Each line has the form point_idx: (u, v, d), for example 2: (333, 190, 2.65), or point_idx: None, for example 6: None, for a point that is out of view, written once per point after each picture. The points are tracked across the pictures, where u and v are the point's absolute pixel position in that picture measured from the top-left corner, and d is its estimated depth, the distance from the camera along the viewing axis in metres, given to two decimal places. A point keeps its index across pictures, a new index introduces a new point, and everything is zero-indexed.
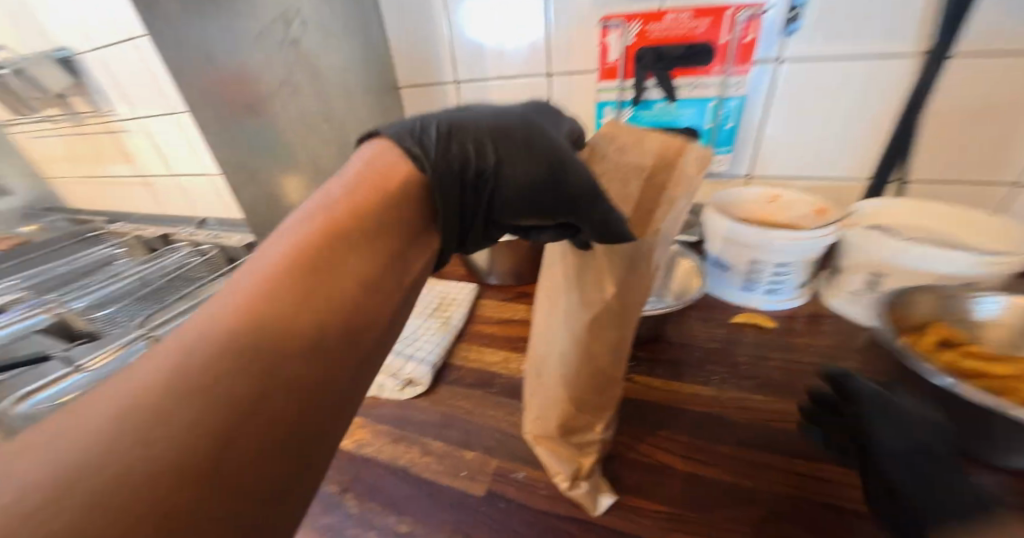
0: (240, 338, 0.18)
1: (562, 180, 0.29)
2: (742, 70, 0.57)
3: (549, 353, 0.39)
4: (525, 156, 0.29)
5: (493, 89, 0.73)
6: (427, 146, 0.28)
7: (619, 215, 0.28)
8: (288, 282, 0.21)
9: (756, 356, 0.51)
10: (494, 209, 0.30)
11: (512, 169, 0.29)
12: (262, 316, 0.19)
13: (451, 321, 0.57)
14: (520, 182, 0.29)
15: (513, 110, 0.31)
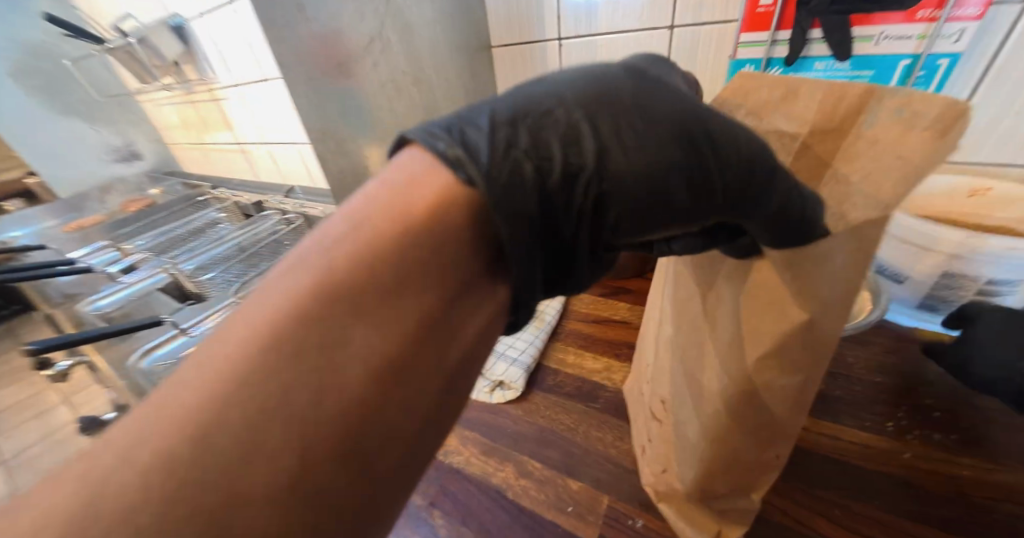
0: (286, 366, 0.15)
1: (710, 157, 0.19)
2: (967, 15, 0.40)
3: (670, 381, 0.33)
4: (644, 135, 0.19)
5: (600, 46, 0.63)
6: (484, 140, 0.18)
7: (803, 192, 0.20)
8: (341, 304, 0.16)
9: (952, 401, 0.39)
10: (609, 225, 0.20)
11: (626, 157, 0.19)
12: (311, 347, 0.15)
13: (544, 317, 0.51)
14: (638, 171, 0.19)
15: (596, 66, 0.21)
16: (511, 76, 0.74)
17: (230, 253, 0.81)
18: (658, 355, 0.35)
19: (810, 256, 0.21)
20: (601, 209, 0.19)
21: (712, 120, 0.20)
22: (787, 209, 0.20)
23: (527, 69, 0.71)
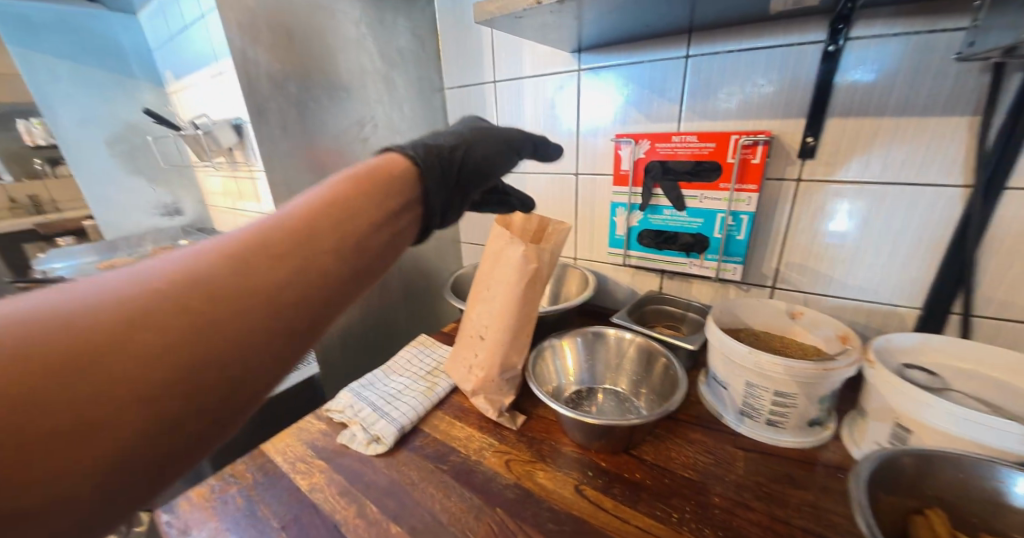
0: (269, 254, 0.26)
1: (506, 150, 0.47)
2: (750, 188, 0.56)
3: (482, 329, 0.55)
4: (494, 154, 0.45)
5: (527, 180, 0.81)
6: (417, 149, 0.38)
7: (543, 143, 0.52)
8: (301, 233, 0.28)
9: (736, 500, 0.46)
10: (482, 178, 0.44)
11: (479, 148, 0.44)
12: (290, 246, 0.27)
13: (435, 389, 0.61)
14: (481, 154, 0.44)
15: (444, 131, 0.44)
16: None
17: None
18: (471, 326, 0.57)
19: (559, 231, 0.52)
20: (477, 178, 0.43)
21: (507, 138, 0.48)
22: (542, 148, 0.52)
23: None
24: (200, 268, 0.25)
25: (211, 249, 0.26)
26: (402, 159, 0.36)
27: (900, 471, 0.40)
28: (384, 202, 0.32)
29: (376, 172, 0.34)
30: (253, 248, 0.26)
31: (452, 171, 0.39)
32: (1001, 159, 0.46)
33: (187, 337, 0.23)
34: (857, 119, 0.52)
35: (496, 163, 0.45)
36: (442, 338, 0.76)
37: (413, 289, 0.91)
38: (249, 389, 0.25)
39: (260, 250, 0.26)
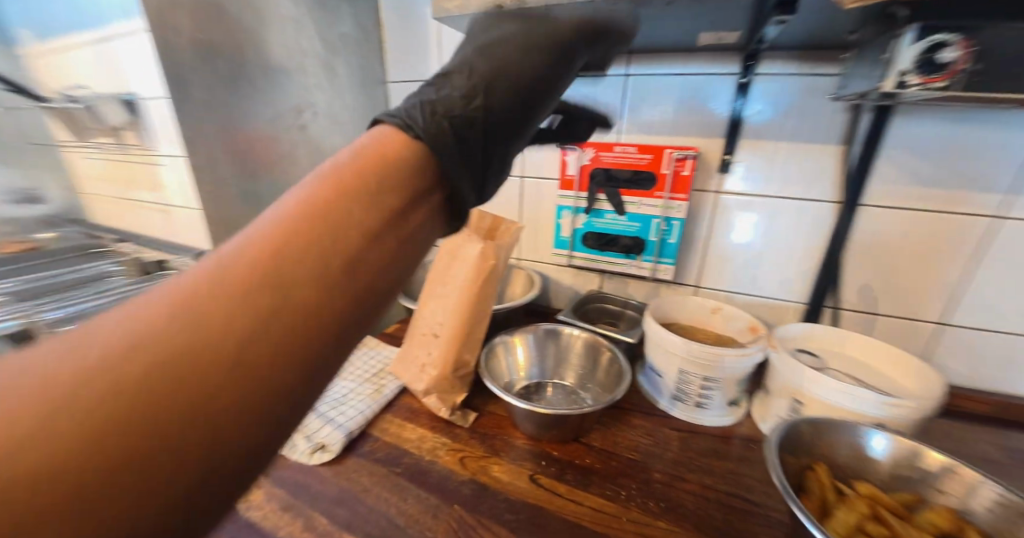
0: (218, 315, 0.18)
1: (545, 56, 0.31)
2: (680, 197, 0.63)
3: (435, 328, 0.54)
4: (540, 63, 0.31)
5: None
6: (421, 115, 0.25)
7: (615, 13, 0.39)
8: (270, 276, 0.19)
9: (673, 474, 0.51)
10: (530, 118, 0.32)
11: (511, 67, 0.30)
12: (253, 298, 0.18)
13: (383, 391, 0.59)
14: (514, 70, 0.30)
15: (460, 50, 0.31)
16: None
17: None
18: (423, 325, 0.56)
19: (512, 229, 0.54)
20: (524, 112, 0.31)
21: (540, 23, 0.32)
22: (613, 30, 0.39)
23: None
24: (118, 341, 0.17)
25: (144, 301, 0.18)
26: (400, 129, 0.24)
27: (801, 437, 0.47)
28: (387, 207, 0.22)
29: (372, 157, 0.23)
30: (197, 306, 0.18)
31: (473, 123, 0.27)
32: (858, 184, 0.58)
33: (82, 467, 0.15)
34: (765, 141, 0.61)
35: (547, 77, 0.31)
36: (385, 340, 0.74)
37: None
38: (209, 509, 0.18)
39: (210, 306, 0.18)
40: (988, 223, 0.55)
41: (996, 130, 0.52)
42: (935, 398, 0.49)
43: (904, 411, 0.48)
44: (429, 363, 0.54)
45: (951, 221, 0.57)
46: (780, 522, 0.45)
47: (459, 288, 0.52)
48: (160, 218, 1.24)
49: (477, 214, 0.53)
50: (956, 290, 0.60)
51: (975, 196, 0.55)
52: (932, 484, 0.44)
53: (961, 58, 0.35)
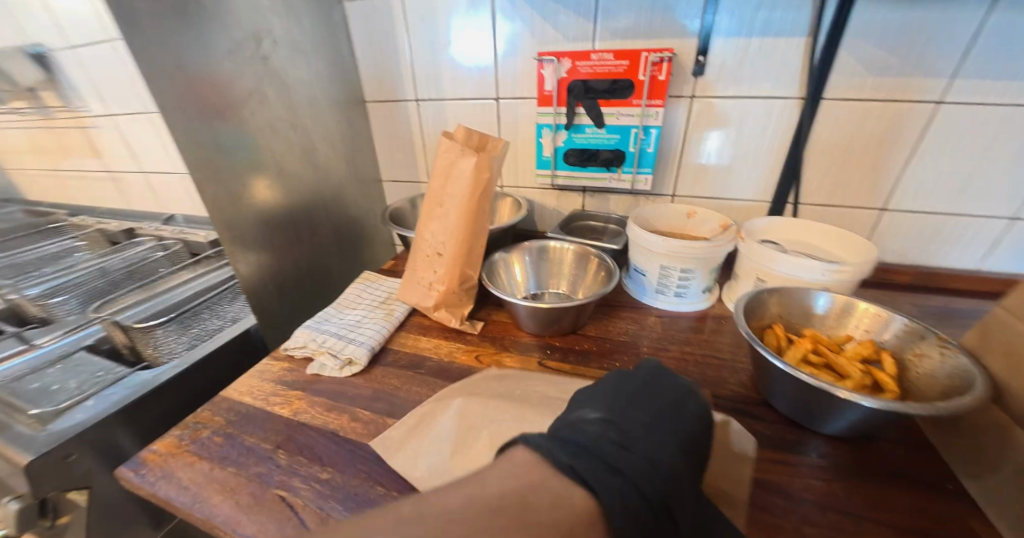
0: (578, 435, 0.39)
1: None
2: (656, 104, 0.68)
3: (437, 248, 0.57)
4: None
5: (449, 107, 0.82)
6: None
7: None
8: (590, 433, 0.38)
9: (659, 347, 0.59)
10: None
11: None
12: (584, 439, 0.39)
13: (394, 313, 0.63)
14: None
15: None
16: (383, 125, 0.89)
17: (89, 279, 0.83)
18: (421, 249, 0.59)
19: (495, 145, 0.55)
20: None
21: None
22: None
23: (395, 120, 0.87)
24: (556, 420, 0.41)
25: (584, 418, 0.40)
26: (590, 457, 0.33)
27: (765, 304, 0.54)
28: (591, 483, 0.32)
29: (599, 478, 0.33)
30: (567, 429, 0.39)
31: None
32: (821, 75, 0.63)
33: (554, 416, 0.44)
34: (737, 39, 0.64)
35: None
36: (385, 274, 0.77)
37: (340, 231, 0.88)
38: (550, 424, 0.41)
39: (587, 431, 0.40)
40: (926, 104, 0.62)
41: (937, 13, 0.57)
42: (871, 261, 0.57)
43: (846, 274, 0.57)
44: (436, 285, 0.58)
45: (897, 107, 0.63)
46: (747, 369, 0.54)
47: (456, 208, 0.54)
48: (112, 186, 1.16)
49: (464, 129, 0.54)
50: (896, 175, 0.68)
51: (914, 79, 0.61)
52: (858, 326, 0.52)
53: None
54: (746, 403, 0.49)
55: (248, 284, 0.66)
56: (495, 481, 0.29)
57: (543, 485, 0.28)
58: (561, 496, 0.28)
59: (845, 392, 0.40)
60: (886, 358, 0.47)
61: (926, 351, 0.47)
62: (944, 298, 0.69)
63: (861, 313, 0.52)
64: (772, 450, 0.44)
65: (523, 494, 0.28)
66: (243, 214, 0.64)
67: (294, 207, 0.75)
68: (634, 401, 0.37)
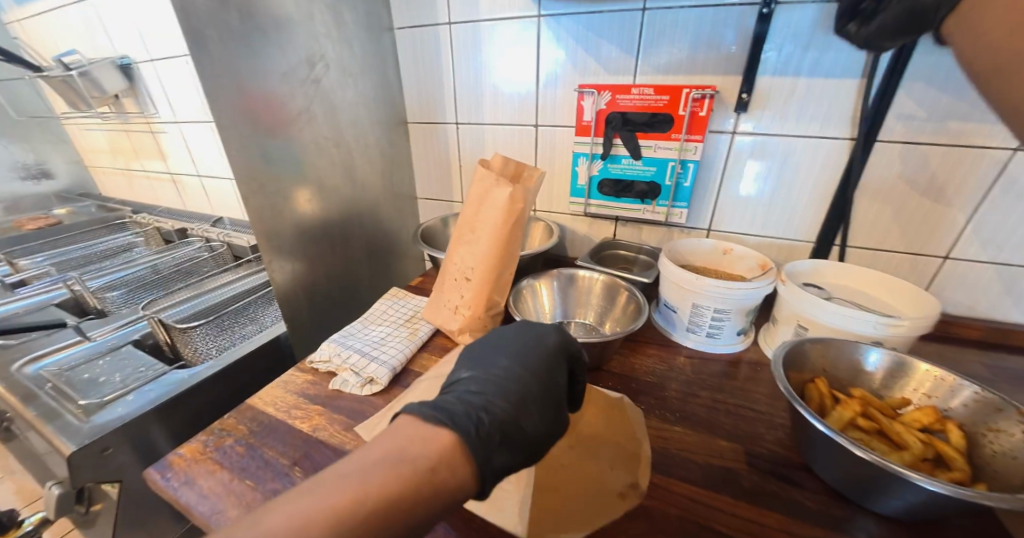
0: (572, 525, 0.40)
1: None
2: (696, 138, 0.67)
3: (466, 274, 0.57)
4: None
5: (487, 131, 0.83)
6: None
7: None
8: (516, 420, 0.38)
9: (687, 392, 0.56)
10: None
11: None
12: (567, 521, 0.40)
13: (418, 333, 0.64)
14: None
15: None
16: (422, 144, 0.91)
17: (144, 275, 0.89)
18: (450, 273, 0.59)
19: (532, 175, 0.54)
20: None
21: None
22: None
23: (434, 140, 0.89)
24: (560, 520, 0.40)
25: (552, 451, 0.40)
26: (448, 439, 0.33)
27: (807, 357, 0.50)
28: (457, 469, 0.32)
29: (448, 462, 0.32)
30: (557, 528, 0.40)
31: None
32: (876, 117, 0.60)
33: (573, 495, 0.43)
34: (786, 77, 0.62)
35: None
36: (413, 291, 0.78)
37: (372, 244, 0.90)
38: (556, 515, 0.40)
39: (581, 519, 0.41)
40: (1000, 151, 0.57)
41: None
42: (931, 318, 0.52)
43: (900, 330, 0.52)
44: (461, 310, 0.58)
45: (964, 152, 0.59)
46: (784, 425, 0.51)
47: (487, 235, 0.54)
48: (173, 188, 1.24)
49: (501, 158, 0.55)
50: (963, 223, 0.62)
51: (987, 123, 0.56)
52: (920, 388, 0.48)
53: None
54: (782, 465, 0.45)
55: (282, 293, 0.69)
56: (396, 449, 0.31)
57: (443, 457, 0.32)
58: (449, 481, 0.31)
59: (901, 469, 0.36)
60: (951, 429, 0.43)
61: (1004, 427, 0.42)
62: (1014, 362, 0.62)
63: (923, 376, 0.48)
64: (808, 524, 0.40)
65: (428, 474, 0.30)
66: (284, 226, 0.67)
67: (331, 221, 0.78)
68: (499, 351, 0.43)
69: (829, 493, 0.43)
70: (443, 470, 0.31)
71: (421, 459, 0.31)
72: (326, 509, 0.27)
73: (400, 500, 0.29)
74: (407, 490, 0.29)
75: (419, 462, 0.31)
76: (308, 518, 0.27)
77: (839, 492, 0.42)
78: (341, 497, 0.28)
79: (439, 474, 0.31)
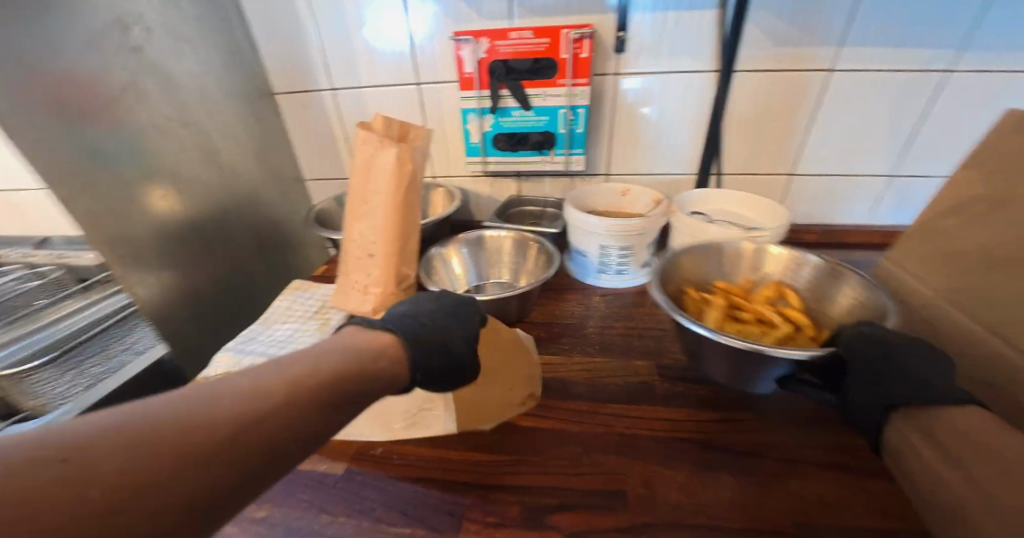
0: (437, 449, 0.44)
1: None
2: (581, 82, 0.68)
3: (368, 250, 0.53)
4: None
5: (368, 95, 0.76)
6: None
7: None
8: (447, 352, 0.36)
9: (603, 326, 0.60)
10: None
11: None
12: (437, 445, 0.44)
13: (329, 322, 0.59)
14: None
15: None
16: (296, 117, 0.81)
17: None
18: (351, 253, 0.54)
19: (421, 135, 0.52)
20: None
21: None
22: None
23: (309, 111, 0.80)
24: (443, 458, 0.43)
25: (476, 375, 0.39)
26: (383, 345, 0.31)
27: (697, 274, 0.56)
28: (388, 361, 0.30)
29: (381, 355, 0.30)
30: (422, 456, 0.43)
31: None
32: (732, 48, 0.65)
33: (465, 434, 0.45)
34: (653, 14, 0.65)
35: None
36: (317, 281, 0.72)
37: (261, 237, 0.80)
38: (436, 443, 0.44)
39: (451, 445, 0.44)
40: (823, 71, 0.66)
41: None
42: (788, 224, 0.61)
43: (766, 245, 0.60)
44: (371, 290, 0.54)
45: (798, 75, 0.67)
46: None
47: (383, 204, 0.50)
48: None
49: (382, 119, 0.51)
50: (803, 139, 0.73)
51: (814, 47, 0.65)
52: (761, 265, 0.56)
53: None
54: (689, 369, 0.51)
55: (148, 309, 0.58)
56: (345, 343, 0.29)
57: (386, 350, 0.31)
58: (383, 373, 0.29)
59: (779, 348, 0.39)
60: (791, 295, 0.51)
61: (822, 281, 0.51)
62: (848, 252, 0.76)
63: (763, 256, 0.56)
64: (714, 411, 0.46)
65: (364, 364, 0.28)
66: (131, 232, 0.55)
67: (201, 218, 0.67)
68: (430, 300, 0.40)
69: (726, 383, 0.49)
70: (385, 360, 0.30)
71: (366, 347, 0.30)
72: (288, 378, 0.23)
73: (348, 377, 0.26)
74: (361, 366, 0.28)
75: (365, 352, 0.29)
76: (264, 384, 0.23)
77: None
78: (298, 367, 0.25)
79: (381, 363, 0.30)
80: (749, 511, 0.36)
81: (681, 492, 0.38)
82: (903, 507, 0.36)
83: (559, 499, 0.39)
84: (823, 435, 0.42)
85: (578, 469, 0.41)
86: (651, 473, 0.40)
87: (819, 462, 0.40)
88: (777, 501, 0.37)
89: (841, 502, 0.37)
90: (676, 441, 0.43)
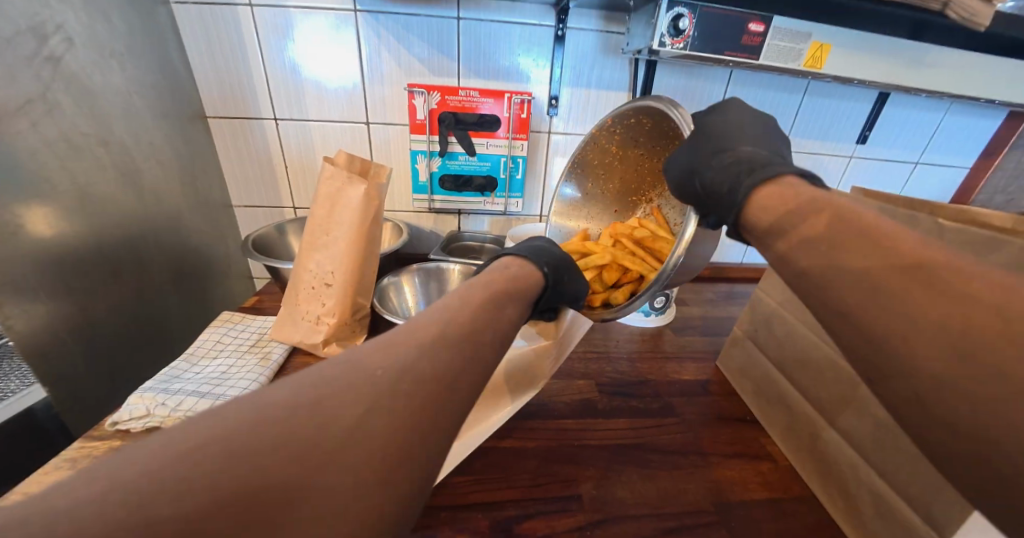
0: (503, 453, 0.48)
1: None
2: (521, 137, 0.77)
3: (324, 280, 0.53)
4: None
5: (314, 129, 0.78)
6: None
7: None
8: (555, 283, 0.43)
9: None
10: None
11: None
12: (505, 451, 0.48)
13: (271, 356, 0.56)
14: None
15: None
16: (228, 142, 0.78)
17: None
18: (303, 280, 0.54)
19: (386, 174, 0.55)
20: None
21: None
22: None
23: (245, 137, 0.78)
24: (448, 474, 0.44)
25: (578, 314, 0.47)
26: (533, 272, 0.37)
27: None
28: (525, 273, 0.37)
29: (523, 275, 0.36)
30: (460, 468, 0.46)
31: None
32: None
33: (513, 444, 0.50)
34: (580, 88, 0.78)
35: None
36: (250, 313, 0.67)
37: (177, 267, 0.73)
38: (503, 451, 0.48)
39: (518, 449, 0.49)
40: None
41: (705, 81, 0.79)
42: None
43: (665, 317, 0.75)
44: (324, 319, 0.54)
45: None
46: (616, 357, 0.65)
47: (345, 234, 0.52)
48: None
49: (346, 155, 0.53)
50: None
51: None
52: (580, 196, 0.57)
53: (689, 28, 0.58)
54: (622, 384, 0.59)
55: (30, 347, 0.50)
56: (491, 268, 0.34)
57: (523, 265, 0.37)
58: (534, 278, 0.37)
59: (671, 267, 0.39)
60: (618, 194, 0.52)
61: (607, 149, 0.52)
62: (730, 285, 0.94)
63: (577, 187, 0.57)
64: (645, 419, 0.54)
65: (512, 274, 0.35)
66: (17, 259, 0.48)
67: (108, 243, 0.60)
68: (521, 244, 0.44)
69: (651, 395, 0.58)
70: (517, 266, 0.37)
71: (509, 272, 0.35)
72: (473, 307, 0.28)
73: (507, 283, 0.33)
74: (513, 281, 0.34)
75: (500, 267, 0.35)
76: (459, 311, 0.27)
77: (656, 387, 0.59)
78: (475, 293, 0.30)
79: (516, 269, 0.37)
80: (679, 499, 0.43)
81: (624, 489, 0.44)
82: (785, 481, 0.46)
83: (523, 509, 0.42)
84: (727, 431, 0.52)
85: (538, 480, 0.45)
86: (599, 476, 0.46)
87: (725, 452, 0.49)
88: (698, 486, 0.45)
89: (744, 482, 0.46)
90: (616, 446, 0.49)
